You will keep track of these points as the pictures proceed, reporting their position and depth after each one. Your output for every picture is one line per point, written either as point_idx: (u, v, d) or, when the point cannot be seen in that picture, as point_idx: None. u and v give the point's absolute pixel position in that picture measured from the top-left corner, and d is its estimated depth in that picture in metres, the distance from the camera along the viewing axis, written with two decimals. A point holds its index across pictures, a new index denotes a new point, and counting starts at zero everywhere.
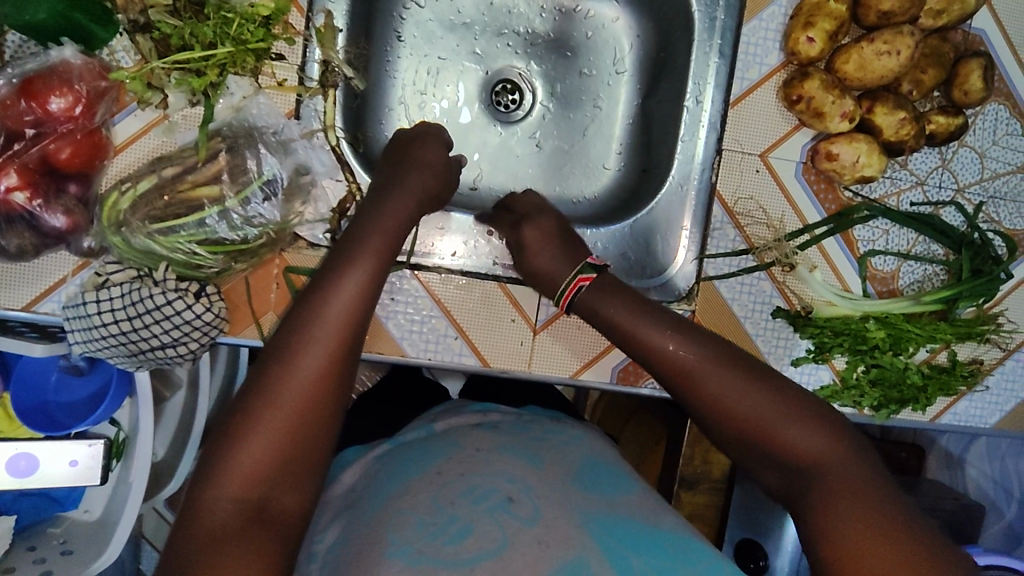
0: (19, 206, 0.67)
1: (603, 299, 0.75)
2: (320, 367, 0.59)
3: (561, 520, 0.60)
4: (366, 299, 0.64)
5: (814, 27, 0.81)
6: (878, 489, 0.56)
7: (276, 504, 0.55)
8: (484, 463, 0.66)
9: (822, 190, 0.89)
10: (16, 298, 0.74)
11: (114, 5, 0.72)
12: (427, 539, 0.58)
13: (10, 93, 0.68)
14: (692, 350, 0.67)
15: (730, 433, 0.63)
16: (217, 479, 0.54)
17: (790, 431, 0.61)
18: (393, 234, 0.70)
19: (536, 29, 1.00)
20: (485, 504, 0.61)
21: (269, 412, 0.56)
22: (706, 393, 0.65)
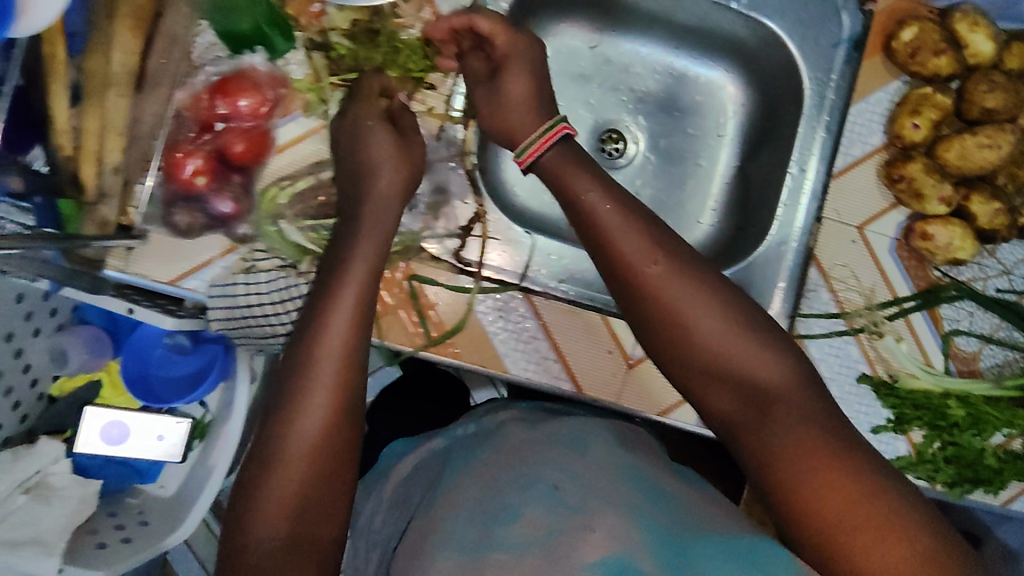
0: (200, 187, 0.76)
1: (559, 159, 0.76)
2: (329, 405, 0.65)
3: (605, 517, 0.65)
4: (362, 314, 0.69)
5: (921, 115, 0.88)
6: (827, 427, 0.65)
7: (313, 534, 0.62)
8: (534, 456, 0.75)
9: (912, 266, 0.93)
10: (165, 273, 0.77)
11: (297, 24, 0.80)
12: (481, 527, 0.68)
13: (206, 89, 0.76)
14: (698, 298, 0.69)
15: (659, 322, 0.70)
16: (258, 500, 0.62)
17: (766, 357, 0.68)
18: (377, 232, 0.73)
19: (648, 88, 1.07)
20: (534, 490, 0.70)
21: (284, 452, 0.63)
22: (706, 350, 0.68)
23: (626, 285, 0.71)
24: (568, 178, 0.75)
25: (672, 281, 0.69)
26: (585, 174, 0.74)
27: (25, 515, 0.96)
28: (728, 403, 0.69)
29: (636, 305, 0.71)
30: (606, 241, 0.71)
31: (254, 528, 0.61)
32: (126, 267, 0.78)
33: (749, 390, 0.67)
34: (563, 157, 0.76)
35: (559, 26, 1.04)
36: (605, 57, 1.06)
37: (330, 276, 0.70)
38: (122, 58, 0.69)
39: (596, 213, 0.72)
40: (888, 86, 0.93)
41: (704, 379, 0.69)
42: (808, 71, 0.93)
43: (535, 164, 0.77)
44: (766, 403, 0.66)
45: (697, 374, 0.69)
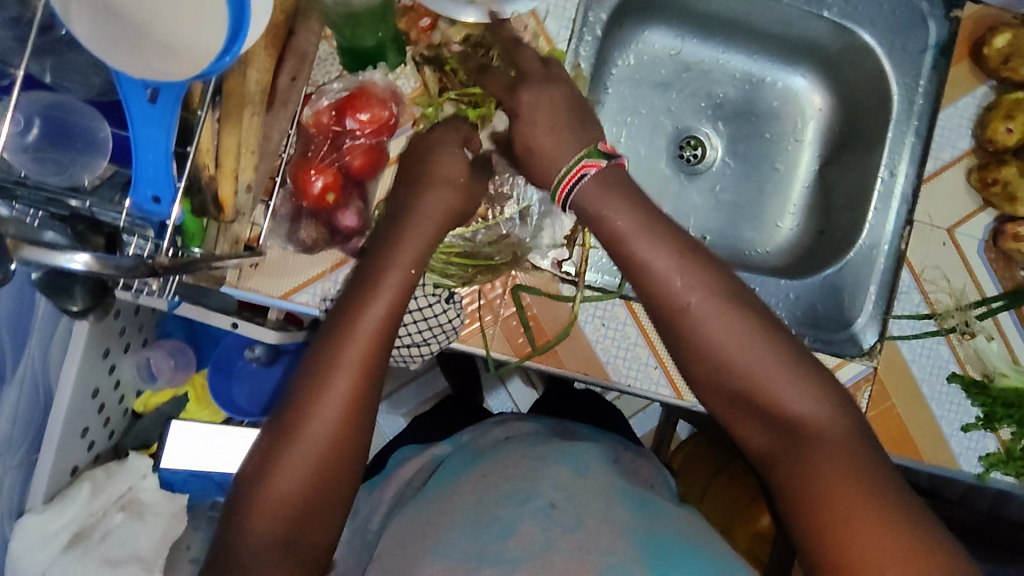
0: (328, 205, 0.76)
1: (597, 197, 0.67)
2: (346, 398, 0.62)
3: (599, 529, 0.69)
4: (393, 317, 0.66)
5: (1015, 119, 0.89)
6: (864, 469, 0.59)
7: (307, 537, 0.63)
8: (524, 469, 0.78)
9: (1000, 267, 0.95)
10: (277, 288, 0.81)
11: (408, 39, 0.83)
12: (474, 539, 0.69)
13: (329, 105, 0.76)
14: (752, 349, 0.62)
15: (700, 369, 0.64)
16: (258, 505, 0.60)
17: (783, 389, 0.61)
18: (418, 262, 0.69)
19: (727, 94, 1.09)
20: (531, 505, 0.72)
21: (295, 444, 0.61)
22: (760, 401, 0.62)
23: (678, 338, 0.64)
24: (624, 229, 0.66)
25: (736, 335, 0.62)
26: (621, 213, 0.66)
27: (122, 534, 0.98)
28: (769, 447, 0.63)
29: (677, 344, 0.65)
30: (648, 277, 0.65)
31: (250, 528, 0.60)
32: (240, 284, 0.80)
33: (799, 439, 0.61)
34: (600, 187, 0.67)
35: (644, 33, 1.04)
36: (685, 63, 1.07)
37: (357, 287, 0.66)
38: (258, 76, 0.69)
39: (649, 264, 0.64)
40: (975, 91, 0.95)
41: (766, 433, 0.63)
42: (897, 77, 0.95)
43: (567, 201, 0.69)
44: (800, 446, 0.61)
45: (762, 430, 0.63)
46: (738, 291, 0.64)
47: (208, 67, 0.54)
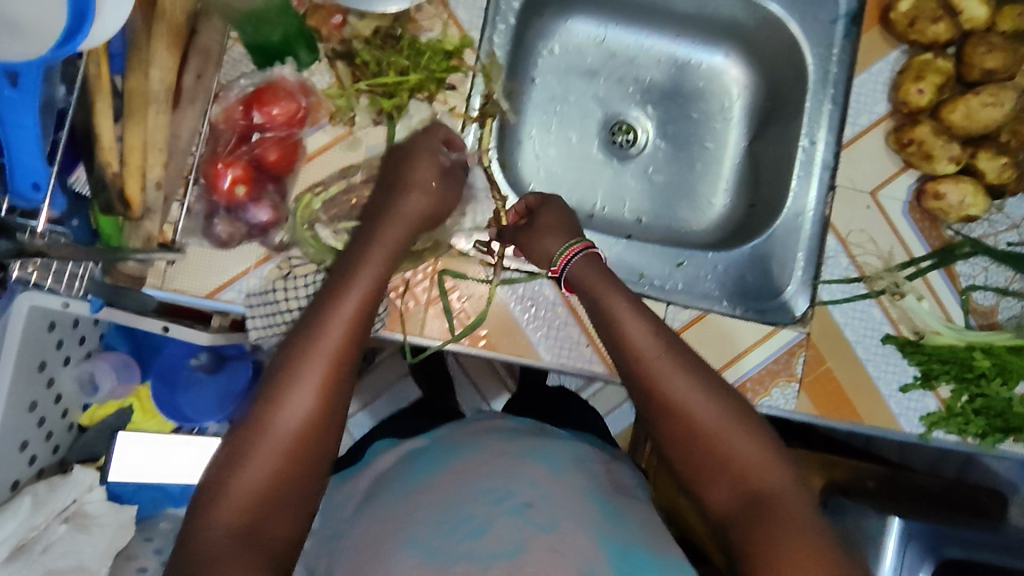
0: (239, 198, 0.77)
1: (582, 266, 0.78)
2: (315, 388, 0.62)
3: (573, 530, 0.65)
4: (366, 312, 0.66)
5: (925, 80, 0.91)
6: (817, 525, 0.61)
7: (268, 531, 0.59)
8: (502, 466, 0.72)
9: (926, 227, 0.96)
10: (200, 287, 0.78)
11: (319, 36, 0.82)
12: (444, 535, 0.64)
13: (240, 101, 0.77)
14: (714, 412, 0.67)
15: (661, 417, 0.68)
16: (224, 494, 0.58)
17: (740, 442, 0.65)
18: (390, 261, 0.70)
19: (653, 78, 1.10)
20: (506, 505, 0.66)
21: (264, 436, 0.60)
22: (721, 458, 0.65)
23: (647, 394, 0.69)
24: (608, 304, 0.74)
25: (701, 397, 0.67)
26: (605, 289, 0.75)
27: (66, 545, 0.96)
28: (723, 500, 0.65)
29: (640, 393, 0.70)
30: (618, 330, 0.72)
31: (209, 523, 0.57)
32: (163, 285, 0.78)
33: (759, 501, 0.63)
34: (589, 263, 0.78)
35: (567, 21, 1.06)
36: (611, 50, 1.09)
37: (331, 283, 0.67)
38: (160, 75, 0.71)
39: (637, 339, 0.70)
40: (888, 56, 0.96)
41: (729, 489, 0.64)
42: (811, 48, 0.97)
43: (561, 278, 0.80)
44: (759, 499, 0.63)
45: (723, 488, 0.65)
46: (703, 364, 0.70)
47: (53, 52, 0.63)
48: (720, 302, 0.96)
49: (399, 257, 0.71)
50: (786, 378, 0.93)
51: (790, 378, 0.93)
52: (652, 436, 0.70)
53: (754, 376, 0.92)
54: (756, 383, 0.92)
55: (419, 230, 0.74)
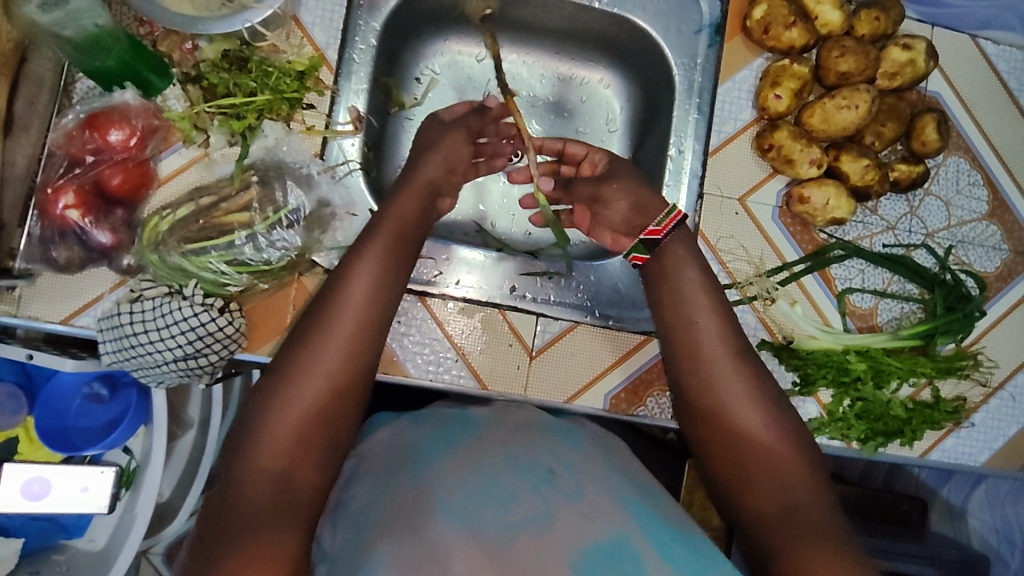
0: (73, 221, 0.77)
1: (677, 243, 0.81)
2: (343, 347, 0.67)
3: (600, 496, 0.65)
4: (383, 287, 0.72)
5: (781, 86, 0.92)
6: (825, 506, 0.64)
7: (299, 480, 0.60)
8: (519, 441, 0.72)
9: (798, 231, 0.96)
10: (55, 312, 0.81)
11: (171, 60, 0.83)
12: (475, 503, 0.63)
13: (77, 126, 0.79)
14: (761, 424, 0.70)
15: (698, 385, 0.73)
16: (252, 454, 0.61)
17: (761, 418, 0.70)
18: (409, 256, 0.76)
19: (537, 92, 1.10)
20: (531, 476, 0.67)
21: (294, 389, 0.64)
22: (758, 464, 0.67)
23: (698, 401, 0.73)
24: (678, 281, 0.79)
25: (753, 403, 0.71)
26: (695, 268, 0.79)
27: None
28: (728, 467, 0.69)
29: (689, 358, 0.75)
30: (681, 304, 0.77)
31: (252, 471, 0.60)
32: (19, 312, 0.80)
33: (791, 511, 0.63)
34: (682, 240, 0.81)
35: (445, 43, 1.06)
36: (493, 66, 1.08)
37: (356, 255, 0.73)
38: None
39: (697, 326, 0.76)
40: (751, 64, 0.97)
41: (767, 500, 0.65)
42: (675, 58, 0.97)
43: (660, 240, 0.80)
44: (779, 471, 0.66)
45: (762, 496, 0.66)
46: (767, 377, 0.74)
47: None
48: (591, 314, 0.93)
49: (411, 239, 0.78)
50: (661, 387, 0.93)
51: (665, 387, 0.93)
52: (688, 401, 0.74)
53: (626, 386, 0.92)
54: (630, 393, 0.92)
55: (427, 220, 0.81)
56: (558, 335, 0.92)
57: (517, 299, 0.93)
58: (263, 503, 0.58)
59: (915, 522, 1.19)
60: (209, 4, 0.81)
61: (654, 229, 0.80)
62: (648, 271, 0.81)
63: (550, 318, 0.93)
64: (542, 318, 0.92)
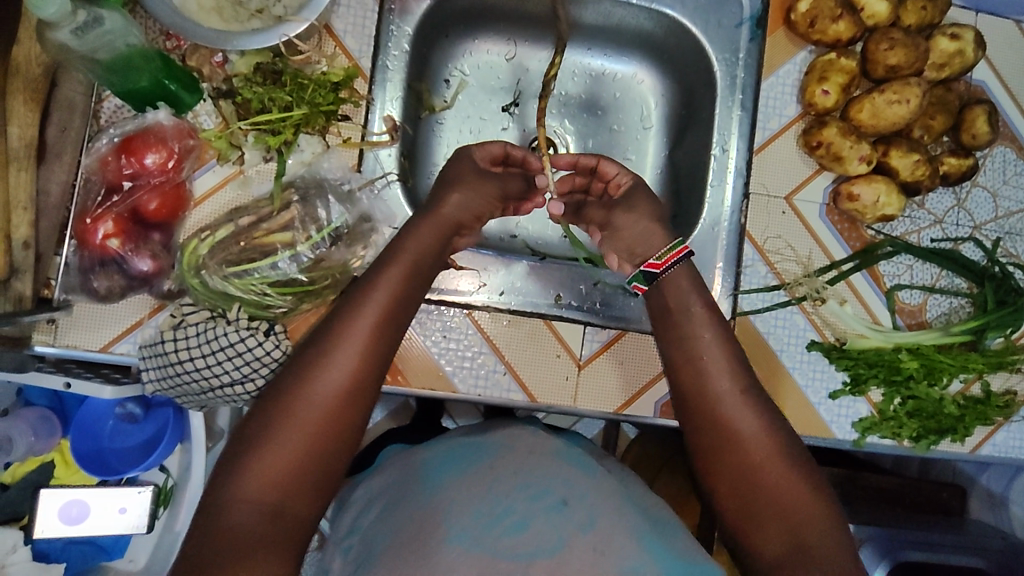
0: (113, 251, 0.75)
1: (681, 275, 0.78)
2: (352, 369, 0.63)
3: (613, 528, 0.63)
4: (398, 309, 0.67)
5: (828, 81, 0.89)
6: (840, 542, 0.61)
7: (289, 512, 0.58)
8: (533, 467, 0.70)
9: (846, 228, 0.94)
10: (95, 341, 0.78)
11: (201, 75, 0.80)
12: (483, 529, 0.61)
13: (111, 151, 0.76)
14: (773, 459, 0.66)
15: (703, 412, 0.70)
16: (243, 477, 0.57)
17: (770, 447, 0.67)
18: (421, 269, 0.72)
19: (569, 91, 1.07)
20: (542, 502, 0.64)
21: (295, 412, 0.60)
22: (770, 498, 0.64)
23: (710, 431, 0.69)
24: (683, 312, 0.76)
25: (766, 436, 0.67)
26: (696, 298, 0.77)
27: None
28: (739, 497, 0.66)
29: (697, 383, 0.72)
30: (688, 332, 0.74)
31: (237, 497, 0.56)
32: (56, 341, 0.77)
33: (804, 552, 0.60)
34: (687, 274, 0.78)
35: (473, 42, 1.03)
36: (523, 65, 1.05)
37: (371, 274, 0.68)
38: (20, 132, 0.69)
39: (702, 357, 0.73)
40: (795, 57, 0.94)
41: (778, 538, 0.62)
42: (716, 53, 0.95)
43: (660, 275, 0.78)
44: (791, 505, 0.63)
45: (772, 534, 0.62)
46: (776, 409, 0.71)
47: None
48: (638, 322, 0.92)
49: (427, 265, 0.73)
50: None
51: None
52: (695, 426, 0.71)
53: None
54: None
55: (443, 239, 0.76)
56: (606, 344, 0.91)
57: (561, 308, 0.92)
58: (249, 532, 0.55)
59: (954, 509, 1.22)
60: (237, 13, 0.80)
61: (654, 262, 0.78)
62: (653, 305, 0.79)
63: (597, 327, 0.91)
64: (588, 327, 0.91)
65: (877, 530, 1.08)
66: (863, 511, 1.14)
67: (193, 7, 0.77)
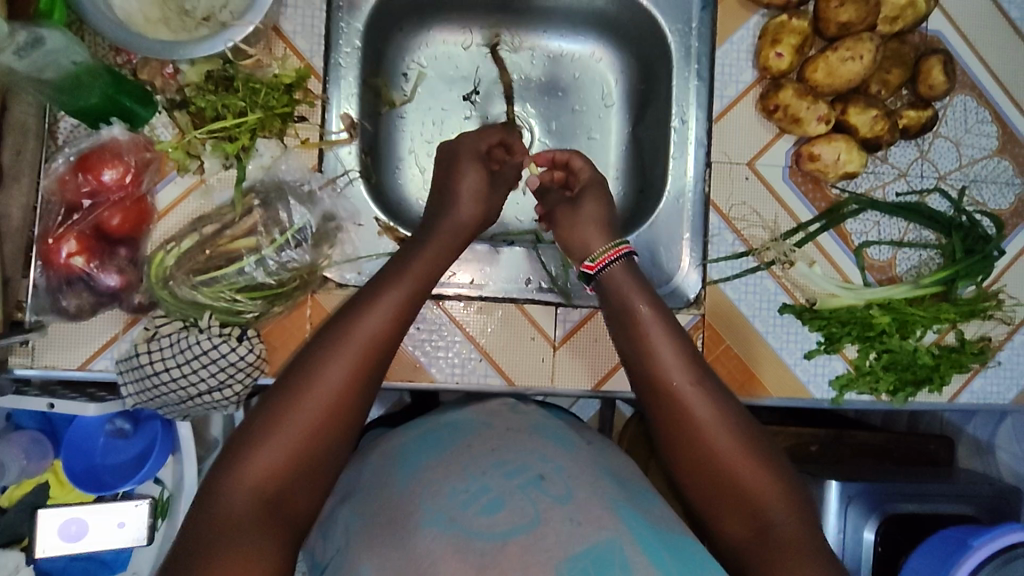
0: (78, 268, 0.76)
1: (621, 271, 0.79)
2: (362, 357, 0.64)
3: (591, 500, 0.63)
4: (408, 302, 0.69)
5: (781, 43, 0.89)
6: (796, 513, 0.65)
7: (292, 499, 0.59)
8: (510, 443, 0.71)
9: (810, 189, 0.95)
10: (71, 359, 0.79)
11: (154, 88, 0.81)
12: (460, 508, 0.62)
13: (68, 170, 0.77)
14: (732, 445, 0.67)
15: (664, 390, 0.71)
16: (243, 468, 0.58)
17: (727, 425, 0.69)
18: (431, 266, 0.75)
19: (529, 74, 1.07)
20: (519, 479, 0.65)
21: (306, 396, 0.61)
22: (734, 486, 0.67)
23: (671, 422, 0.70)
24: (627, 300, 0.76)
25: (722, 424, 0.69)
26: (637, 293, 0.76)
27: None
28: (698, 477, 0.69)
29: (646, 367, 0.72)
30: (631, 317, 0.75)
31: (242, 480, 0.58)
32: (34, 362, 0.78)
33: (764, 528, 0.64)
34: (629, 270, 0.79)
35: (429, 34, 1.03)
36: (481, 53, 1.05)
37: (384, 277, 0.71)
38: None
39: (649, 335, 0.73)
40: (747, 22, 0.94)
41: (743, 523, 0.66)
42: (669, 25, 0.95)
43: (596, 276, 0.80)
44: (749, 483, 0.66)
45: (737, 520, 0.66)
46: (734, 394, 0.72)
47: None
48: None
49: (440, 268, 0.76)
50: None
51: None
52: (651, 405, 0.72)
53: None
54: None
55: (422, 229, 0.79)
56: (579, 323, 0.91)
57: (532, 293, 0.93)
58: (244, 519, 0.56)
59: (944, 460, 1.22)
60: (185, 24, 0.81)
61: (589, 264, 0.81)
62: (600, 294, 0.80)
63: (570, 307, 0.92)
64: (561, 308, 0.91)
65: (863, 487, 1.06)
66: (853, 468, 1.15)
67: (138, 19, 0.78)
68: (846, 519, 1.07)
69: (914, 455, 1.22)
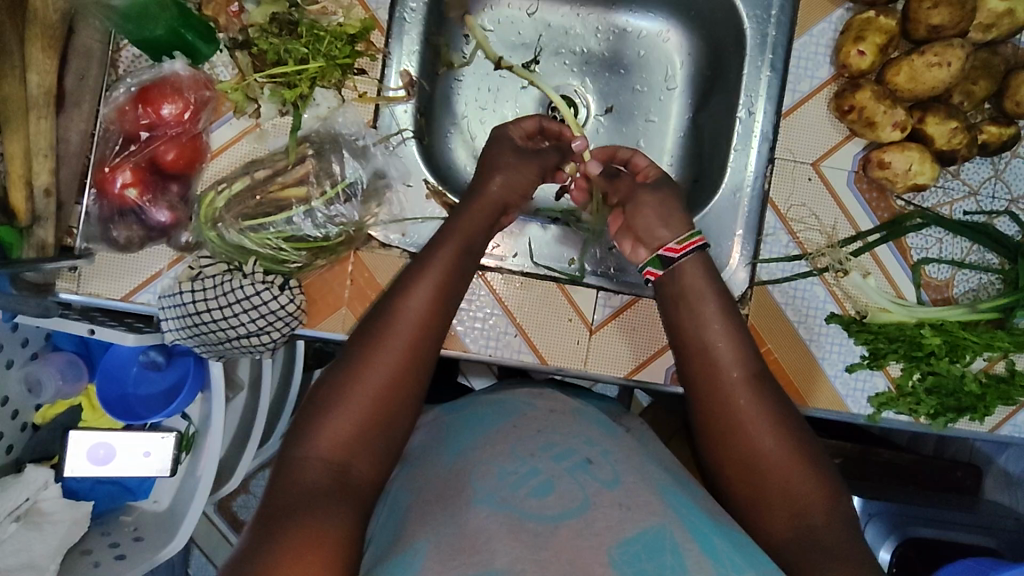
0: (131, 200, 0.76)
1: (694, 270, 0.75)
2: (413, 333, 0.64)
3: (639, 488, 0.61)
4: (454, 280, 0.69)
5: (865, 41, 0.85)
6: (843, 525, 0.60)
7: (356, 472, 0.58)
8: (557, 426, 0.68)
9: (874, 198, 0.91)
10: (117, 290, 0.80)
11: (217, 25, 0.79)
12: (511, 489, 0.58)
13: (129, 101, 0.77)
14: (775, 443, 0.65)
15: (713, 405, 0.68)
16: (312, 439, 0.58)
17: (778, 433, 0.65)
18: (470, 249, 0.73)
19: (592, 48, 1.03)
20: (566, 463, 0.62)
21: (363, 373, 0.61)
22: (780, 488, 0.63)
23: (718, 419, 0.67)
24: (696, 303, 0.73)
25: (774, 428, 0.66)
26: (703, 296, 0.73)
27: (16, 544, 0.95)
28: (741, 487, 0.65)
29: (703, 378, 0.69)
30: (694, 329, 0.72)
31: (309, 455, 0.58)
32: (79, 289, 0.79)
33: (810, 533, 0.60)
34: (698, 265, 0.75)
35: None
36: (545, 21, 1.02)
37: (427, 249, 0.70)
38: (39, 80, 0.71)
39: (712, 350, 0.70)
40: (831, 15, 0.90)
41: (784, 519, 0.62)
42: (747, 10, 0.90)
43: (676, 260, 0.76)
44: (795, 496, 0.62)
45: (779, 518, 0.62)
46: (783, 398, 0.69)
47: None
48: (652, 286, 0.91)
49: (479, 239, 0.75)
50: None
51: None
52: (700, 411, 0.69)
53: None
54: None
55: (494, 221, 0.78)
56: (619, 309, 0.90)
57: (575, 273, 0.92)
58: (318, 488, 0.56)
59: (968, 489, 1.20)
60: None
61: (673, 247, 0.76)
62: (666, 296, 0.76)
63: (610, 292, 0.90)
64: (602, 291, 0.90)
65: (884, 506, 1.06)
66: (877, 488, 1.13)
67: None
68: (869, 523, 1.06)
69: (939, 481, 1.20)
